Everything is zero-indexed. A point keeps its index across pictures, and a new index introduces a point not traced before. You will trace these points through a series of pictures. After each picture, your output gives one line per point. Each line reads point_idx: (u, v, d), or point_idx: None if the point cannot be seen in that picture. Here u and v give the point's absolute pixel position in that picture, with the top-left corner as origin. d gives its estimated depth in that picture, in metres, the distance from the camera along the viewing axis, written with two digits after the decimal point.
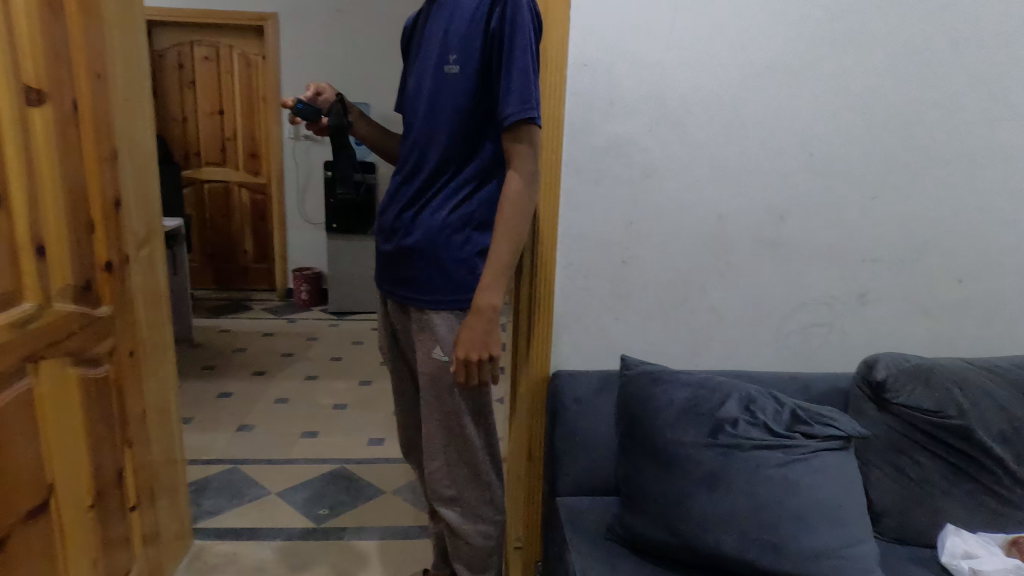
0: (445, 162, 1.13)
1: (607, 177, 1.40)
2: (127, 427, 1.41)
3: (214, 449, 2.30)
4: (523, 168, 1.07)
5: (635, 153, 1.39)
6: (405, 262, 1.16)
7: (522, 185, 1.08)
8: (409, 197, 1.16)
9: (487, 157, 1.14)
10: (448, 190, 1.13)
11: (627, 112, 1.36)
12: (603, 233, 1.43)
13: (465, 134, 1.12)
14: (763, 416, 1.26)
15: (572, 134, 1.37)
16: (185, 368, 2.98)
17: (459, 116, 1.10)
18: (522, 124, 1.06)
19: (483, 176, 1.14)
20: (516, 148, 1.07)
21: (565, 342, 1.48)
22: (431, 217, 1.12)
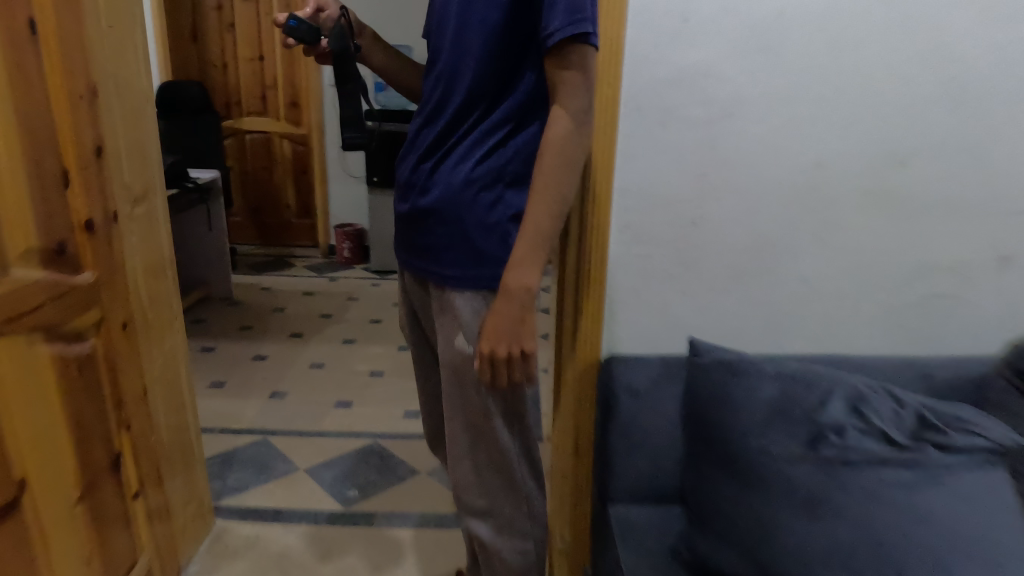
0: (473, 97, 0.87)
1: (675, 117, 1.10)
2: (124, 408, 1.26)
3: (245, 418, 2.18)
4: (571, 103, 0.82)
5: (715, 86, 1.08)
6: (422, 226, 0.93)
7: (569, 127, 0.82)
8: (429, 144, 0.92)
9: (526, 90, 0.86)
10: (475, 134, 0.87)
11: (707, 32, 1.06)
12: (667, 188, 1.14)
13: (499, 59, 0.85)
14: (878, 421, 0.95)
15: (634, 63, 1.08)
16: (222, 329, 2.88)
17: (491, 36, 0.84)
18: (571, 45, 0.80)
19: (521, 117, 0.87)
20: (562, 78, 0.81)
21: (619, 322, 1.22)
22: (453, 170, 0.88)
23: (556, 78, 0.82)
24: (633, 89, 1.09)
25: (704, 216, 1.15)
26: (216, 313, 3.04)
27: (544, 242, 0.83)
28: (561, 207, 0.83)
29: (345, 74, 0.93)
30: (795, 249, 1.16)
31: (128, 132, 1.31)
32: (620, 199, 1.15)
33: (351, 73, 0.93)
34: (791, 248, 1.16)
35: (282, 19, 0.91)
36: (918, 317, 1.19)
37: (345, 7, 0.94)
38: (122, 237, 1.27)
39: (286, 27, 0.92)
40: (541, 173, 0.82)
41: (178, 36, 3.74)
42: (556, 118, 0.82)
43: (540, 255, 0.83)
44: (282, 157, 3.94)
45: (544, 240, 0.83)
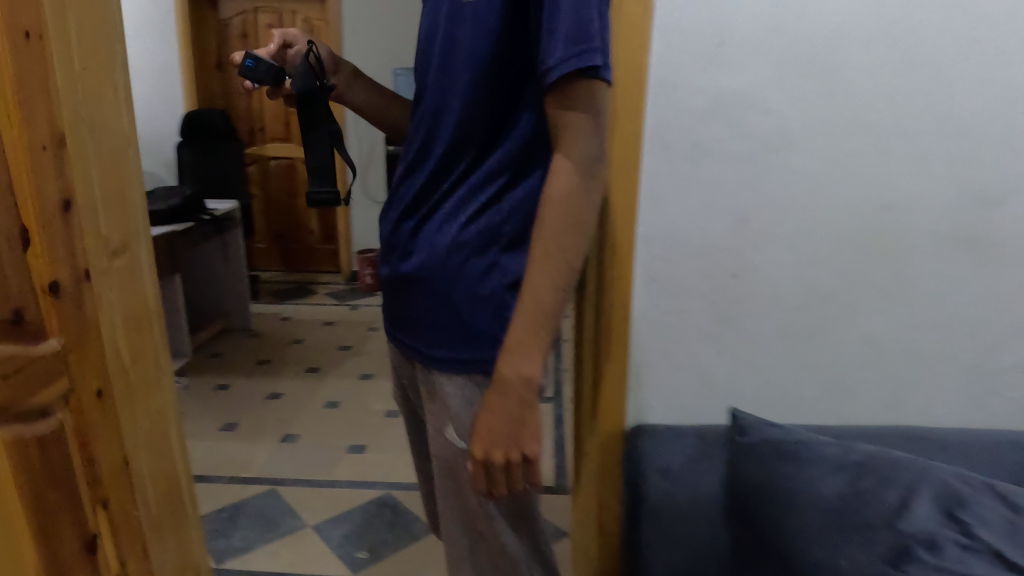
0: (461, 142, 0.72)
1: (709, 154, 0.96)
2: (108, 522, 0.89)
3: (255, 465, 2.07)
4: (576, 153, 0.66)
5: (755, 117, 0.94)
6: (405, 296, 0.78)
7: (574, 180, 0.66)
8: (410, 200, 0.77)
9: (523, 134, 0.71)
10: (464, 187, 0.72)
11: (749, 55, 0.92)
12: (707, 234, 0.99)
13: (490, 97, 0.70)
14: (984, 534, 0.75)
15: (660, 93, 0.94)
16: (239, 363, 2.80)
17: (480, 68, 0.69)
18: (576, 81, 0.64)
19: (518, 165, 0.72)
20: (565, 121, 0.66)
21: (645, 386, 1.06)
22: (439, 230, 0.73)
23: (558, 121, 0.66)
24: (660, 122, 0.95)
25: (751, 265, 1.00)
26: (234, 346, 2.96)
27: (547, 323, 0.67)
28: (564, 280, 0.67)
29: (314, 117, 0.80)
30: (857, 298, 1.01)
31: (123, 156, 0.89)
32: (646, 247, 1.00)
33: (321, 116, 0.80)
34: (857, 299, 1.01)
35: (238, 61, 0.79)
36: (1005, 376, 1.01)
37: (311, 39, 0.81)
38: (138, 281, 0.93)
39: (242, 69, 0.80)
40: (540, 239, 0.66)
41: (203, 63, 3.71)
42: (558, 171, 0.66)
43: (541, 339, 0.67)
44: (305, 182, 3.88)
45: (546, 321, 0.67)
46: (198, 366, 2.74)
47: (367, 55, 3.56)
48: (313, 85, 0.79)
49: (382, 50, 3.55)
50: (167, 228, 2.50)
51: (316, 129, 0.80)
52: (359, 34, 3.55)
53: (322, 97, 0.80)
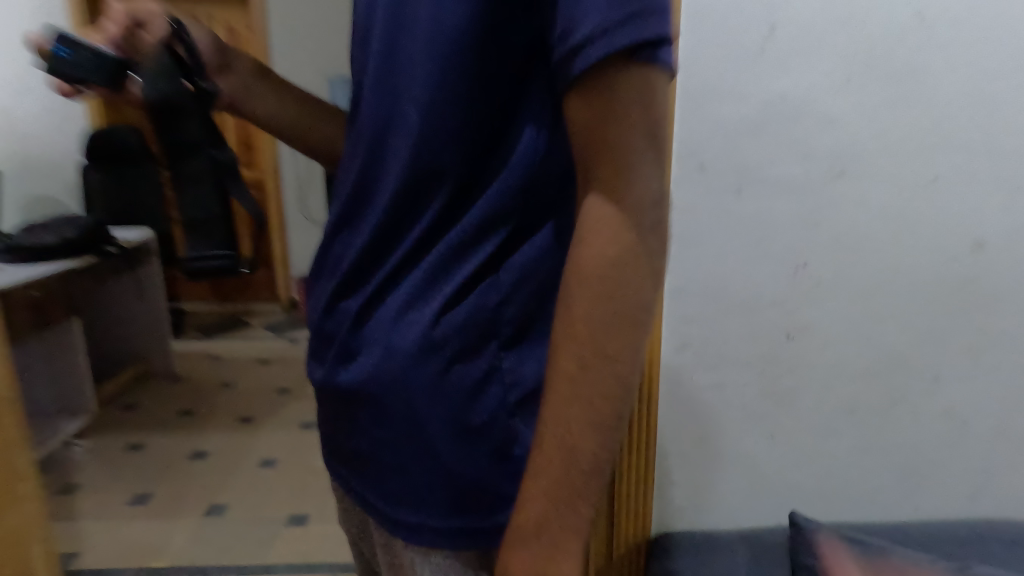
0: (428, 174, 0.44)
1: (756, 179, 0.72)
2: None
3: (170, 548, 1.69)
4: (628, 191, 0.39)
5: (815, 130, 0.71)
6: (348, 419, 0.49)
7: (622, 238, 0.39)
8: (350, 266, 0.48)
9: (529, 160, 0.44)
10: (436, 249, 0.44)
11: (809, 45, 0.68)
12: (759, 281, 0.75)
13: (474, 98, 0.42)
14: None
15: (692, 99, 0.70)
16: (157, 416, 2.39)
17: (456, 49, 0.41)
18: (624, 69, 0.38)
19: (523, 210, 0.44)
20: (606, 138, 0.39)
21: (670, 480, 0.82)
22: (400, 320, 0.44)
23: (592, 139, 0.40)
24: (693, 139, 0.71)
25: (814, 325, 0.77)
26: (151, 394, 2.55)
27: (590, 476, 0.41)
28: (616, 406, 0.40)
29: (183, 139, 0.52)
30: (940, 361, 0.78)
31: None
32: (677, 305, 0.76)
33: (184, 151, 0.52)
34: (945, 359, 0.78)
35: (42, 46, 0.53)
36: None
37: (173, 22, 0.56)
38: None
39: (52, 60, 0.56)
40: (567, 337, 0.40)
41: None
42: (596, 223, 0.40)
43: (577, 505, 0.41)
44: None
45: (586, 475, 0.40)
46: (106, 422, 2.32)
47: None
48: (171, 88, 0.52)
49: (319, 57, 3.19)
50: (60, 261, 2.10)
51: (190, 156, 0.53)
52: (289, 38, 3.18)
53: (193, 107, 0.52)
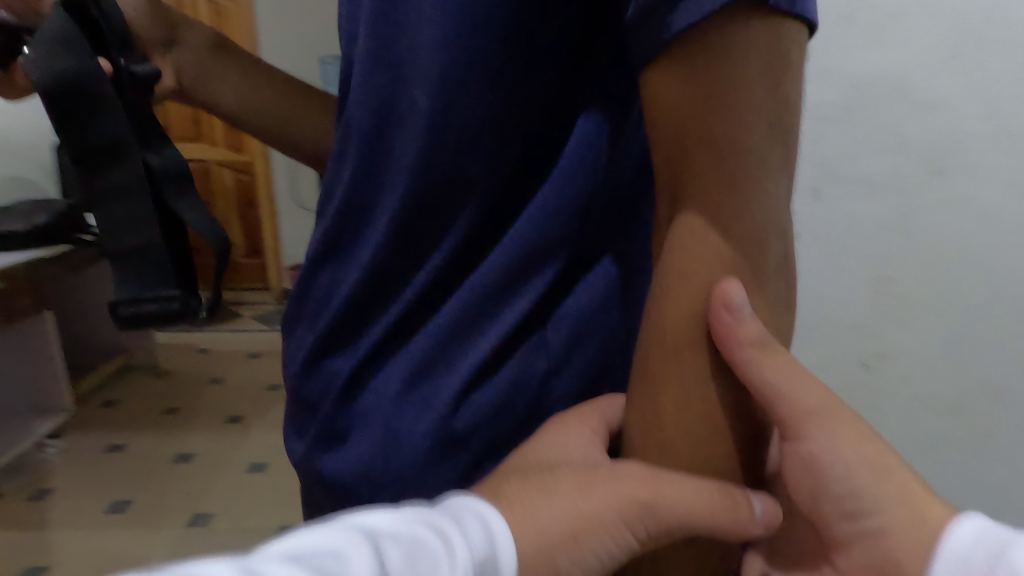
0: (443, 199, 0.31)
1: (839, 179, 0.62)
2: None
3: (150, 563, 1.56)
4: (741, 224, 0.25)
5: (911, 119, 0.59)
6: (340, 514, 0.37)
7: (729, 288, 0.26)
8: (338, 313, 0.35)
9: (591, 172, 0.31)
10: (462, 298, 0.32)
11: (912, 15, 0.56)
12: (839, 300, 0.65)
13: (507, 89, 0.29)
14: None
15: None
16: (140, 414, 2.26)
17: (483, 15, 0.28)
18: (743, 28, 0.22)
19: (574, 245, 0.32)
20: (710, 137, 0.24)
21: None
22: (407, 400, 0.33)
23: (686, 145, 0.24)
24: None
25: (898, 351, 0.66)
26: (135, 390, 2.41)
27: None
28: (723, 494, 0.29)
29: (107, 137, 0.42)
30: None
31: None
32: None
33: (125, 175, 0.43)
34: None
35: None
36: None
37: None
38: None
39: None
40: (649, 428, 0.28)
41: None
42: (691, 271, 0.26)
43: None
44: (223, 188, 3.28)
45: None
46: (87, 421, 2.19)
47: None
48: (89, 73, 0.41)
49: None
50: (29, 251, 1.96)
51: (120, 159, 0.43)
52: None
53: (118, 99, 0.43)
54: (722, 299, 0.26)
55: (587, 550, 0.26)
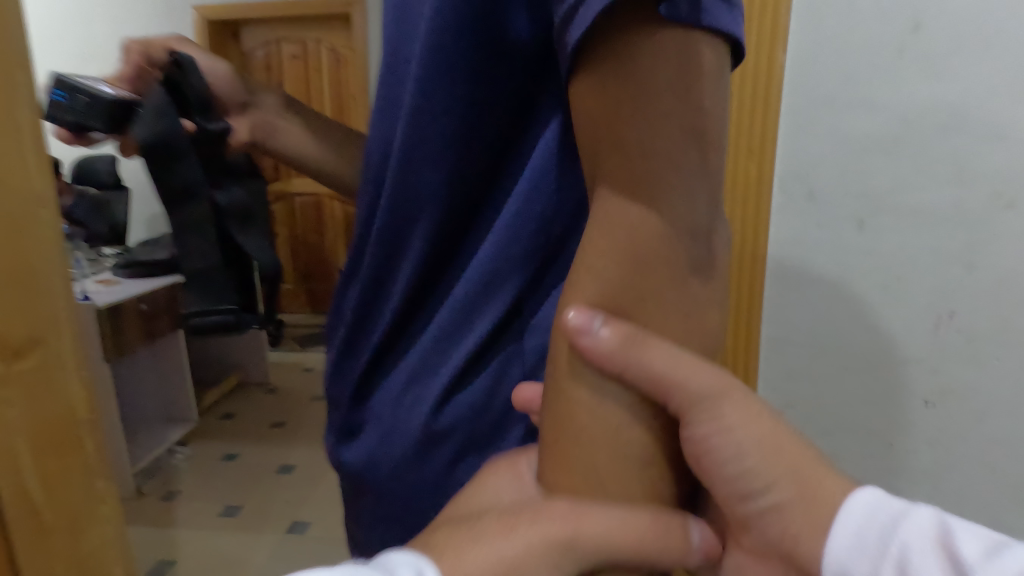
0: (425, 222, 0.38)
1: (888, 209, 0.62)
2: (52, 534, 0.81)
3: (252, 563, 1.70)
4: (646, 219, 0.27)
5: (976, 149, 0.58)
6: (357, 501, 0.44)
7: (634, 278, 0.28)
8: (356, 326, 0.43)
9: (548, 197, 0.35)
10: (447, 311, 0.38)
11: (957, 50, 0.57)
12: (891, 330, 0.64)
13: (477, 133, 0.36)
14: None
15: (814, 117, 0.62)
16: (251, 426, 2.47)
17: (449, 68, 0.34)
18: (631, 37, 0.24)
19: (537, 262, 0.36)
20: (614, 136, 0.26)
21: None
22: (403, 398, 0.40)
23: (599, 147, 0.27)
24: (816, 171, 0.63)
25: (962, 391, 0.64)
26: (249, 404, 2.65)
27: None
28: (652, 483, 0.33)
29: (181, 180, 0.50)
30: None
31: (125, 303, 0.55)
32: (777, 354, 0.69)
33: (194, 219, 0.51)
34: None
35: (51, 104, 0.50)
36: None
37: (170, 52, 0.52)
38: None
39: (49, 105, 0.51)
40: (552, 439, 0.30)
41: None
42: (597, 263, 0.28)
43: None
44: (332, 219, 3.56)
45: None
46: (206, 432, 2.43)
47: None
48: (172, 130, 0.49)
49: None
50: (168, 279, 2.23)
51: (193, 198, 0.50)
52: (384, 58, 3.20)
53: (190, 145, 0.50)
54: (575, 330, 0.29)
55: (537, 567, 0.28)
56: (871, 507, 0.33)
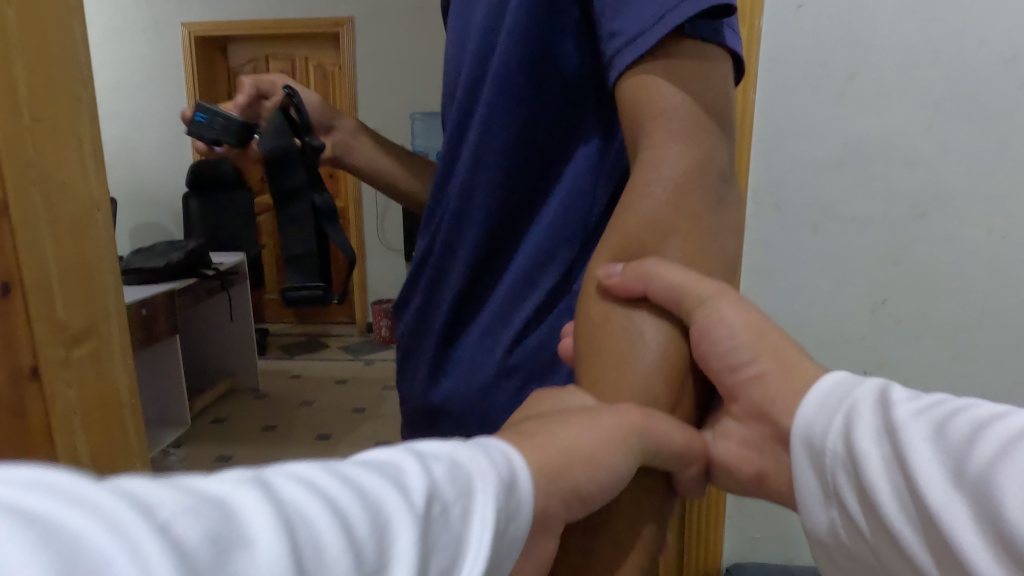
0: (496, 214, 0.52)
1: (834, 217, 0.79)
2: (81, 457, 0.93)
3: None
4: (687, 157, 0.43)
5: (899, 172, 0.76)
6: (433, 429, 0.58)
7: (677, 195, 0.43)
8: (434, 291, 0.58)
9: (589, 197, 0.50)
10: (512, 280, 0.52)
11: (884, 95, 0.74)
12: (838, 316, 0.81)
13: (540, 148, 0.50)
14: None
15: (776, 143, 0.78)
16: (243, 430, 2.54)
17: (524, 105, 0.49)
18: (669, 49, 0.42)
19: (578, 242, 0.51)
20: (658, 109, 0.42)
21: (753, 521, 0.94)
22: (479, 345, 0.54)
23: (653, 115, 0.43)
24: (779, 186, 0.79)
25: (892, 362, 0.82)
26: (239, 409, 2.71)
27: (653, 496, 0.43)
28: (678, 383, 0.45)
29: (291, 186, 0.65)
30: (1005, 393, 0.81)
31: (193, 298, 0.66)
32: None
33: (296, 215, 0.66)
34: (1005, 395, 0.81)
35: (190, 128, 0.72)
36: None
37: (283, 85, 0.67)
38: None
39: (193, 124, 0.72)
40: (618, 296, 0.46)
41: None
42: (650, 188, 0.43)
43: (644, 518, 0.42)
44: None
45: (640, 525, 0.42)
46: (198, 435, 2.49)
47: (381, 97, 3.29)
48: (284, 146, 0.64)
49: (400, 94, 3.29)
50: (165, 284, 2.30)
51: (297, 198, 0.65)
52: (371, 76, 3.29)
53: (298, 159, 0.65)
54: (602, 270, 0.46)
55: (567, 438, 0.36)
56: (839, 380, 0.38)
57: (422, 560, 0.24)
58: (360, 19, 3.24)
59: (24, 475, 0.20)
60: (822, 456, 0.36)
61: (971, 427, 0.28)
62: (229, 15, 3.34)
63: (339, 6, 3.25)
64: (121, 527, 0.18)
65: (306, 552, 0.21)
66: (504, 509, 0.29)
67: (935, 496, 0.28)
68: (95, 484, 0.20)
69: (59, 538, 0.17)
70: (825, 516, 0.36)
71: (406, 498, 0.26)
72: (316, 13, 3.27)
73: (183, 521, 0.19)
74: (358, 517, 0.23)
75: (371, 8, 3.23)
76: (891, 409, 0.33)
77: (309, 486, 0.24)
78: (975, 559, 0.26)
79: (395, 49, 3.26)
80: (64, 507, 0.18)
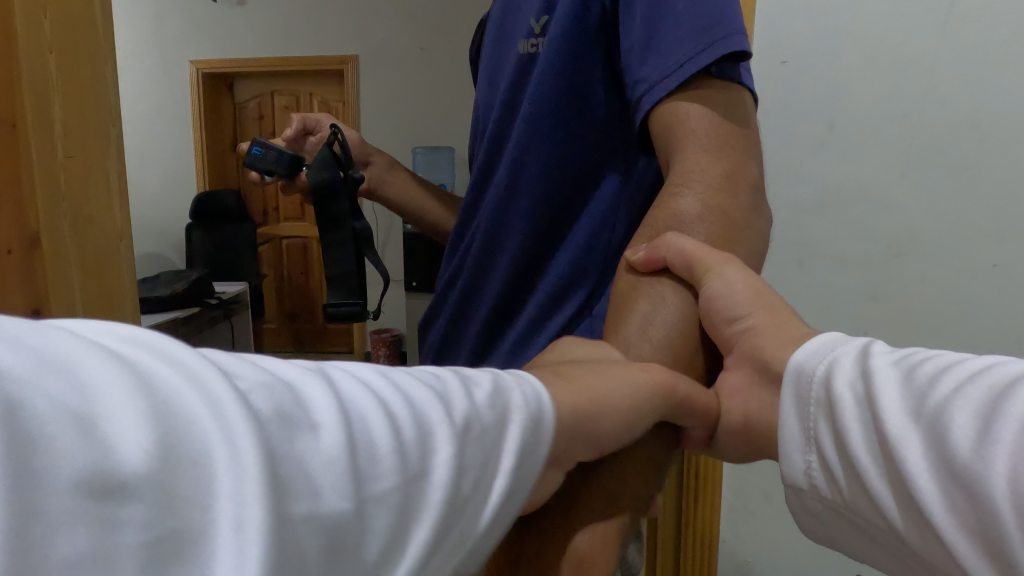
0: (530, 242, 0.63)
1: (819, 254, 0.85)
2: None
3: None
4: (717, 169, 0.48)
5: (876, 216, 0.82)
6: None
7: (709, 201, 0.49)
8: (476, 301, 0.70)
9: (608, 230, 0.60)
10: (543, 299, 0.62)
11: (861, 142, 0.81)
12: None
13: (568, 189, 0.61)
14: None
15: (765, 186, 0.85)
16: None
17: (555, 153, 0.60)
18: (700, 83, 0.49)
19: (601, 268, 0.61)
20: (689, 128, 0.49)
21: (750, 544, 0.97)
22: (514, 353, 0.64)
23: (683, 135, 0.49)
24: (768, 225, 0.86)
25: None
26: None
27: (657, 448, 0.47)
28: (690, 341, 0.51)
29: (337, 213, 0.82)
30: None
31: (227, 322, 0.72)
32: None
33: (337, 236, 0.83)
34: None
35: (246, 155, 0.88)
36: None
37: (332, 125, 0.84)
38: None
39: (250, 156, 0.89)
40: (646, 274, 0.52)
41: (219, 147, 3.65)
42: (680, 194, 0.49)
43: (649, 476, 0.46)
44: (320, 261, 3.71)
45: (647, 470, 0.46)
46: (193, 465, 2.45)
47: (384, 133, 3.38)
48: (332, 177, 0.81)
49: (402, 129, 3.37)
50: (168, 314, 2.32)
51: (342, 223, 0.82)
52: (374, 111, 3.37)
53: (342, 189, 0.82)
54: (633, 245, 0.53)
55: (595, 380, 0.41)
56: (831, 339, 0.43)
57: (457, 469, 0.29)
58: (365, 57, 3.33)
59: (120, 335, 0.23)
60: (807, 394, 0.41)
61: (934, 369, 0.34)
62: (237, 53, 3.43)
63: (343, 44, 3.35)
64: (210, 389, 0.22)
65: (361, 442, 0.25)
66: (531, 436, 0.34)
67: (894, 430, 0.33)
68: (185, 350, 0.24)
69: (152, 386, 0.21)
70: (801, 459, 0.42)
71: (447, 413, 0.30)
72: (321, 51, 3.36)
73: (257, 394, 0.24)
74: (407, 422, 0.27)
75: (375, 48, 3.33)
76: (871, 357, 0.38)
77: (365, 385, 0.28)
78: (919, 482, 0.31)
79: (397, 88, 3.35)
80: (161, 360, 0.22)
